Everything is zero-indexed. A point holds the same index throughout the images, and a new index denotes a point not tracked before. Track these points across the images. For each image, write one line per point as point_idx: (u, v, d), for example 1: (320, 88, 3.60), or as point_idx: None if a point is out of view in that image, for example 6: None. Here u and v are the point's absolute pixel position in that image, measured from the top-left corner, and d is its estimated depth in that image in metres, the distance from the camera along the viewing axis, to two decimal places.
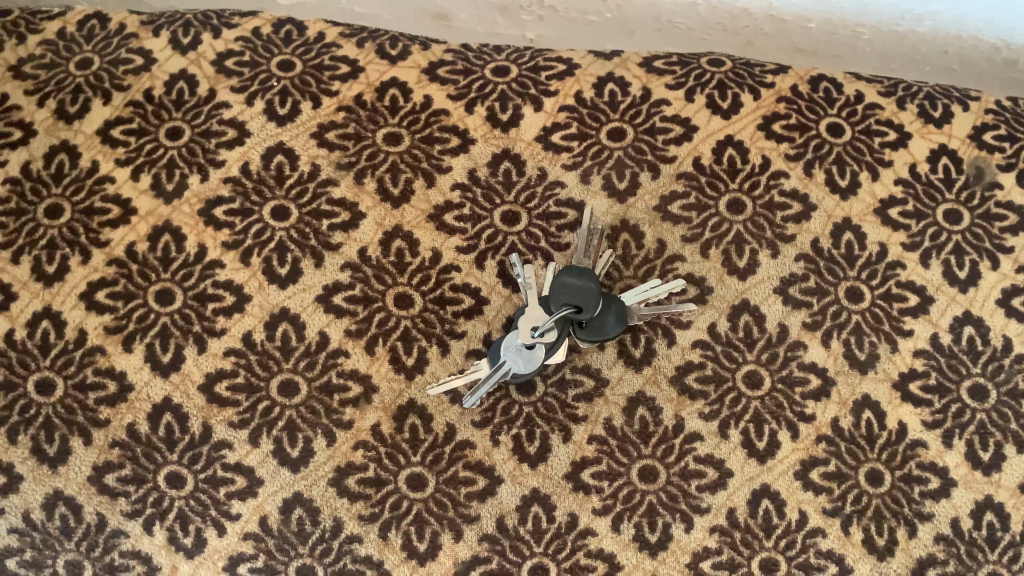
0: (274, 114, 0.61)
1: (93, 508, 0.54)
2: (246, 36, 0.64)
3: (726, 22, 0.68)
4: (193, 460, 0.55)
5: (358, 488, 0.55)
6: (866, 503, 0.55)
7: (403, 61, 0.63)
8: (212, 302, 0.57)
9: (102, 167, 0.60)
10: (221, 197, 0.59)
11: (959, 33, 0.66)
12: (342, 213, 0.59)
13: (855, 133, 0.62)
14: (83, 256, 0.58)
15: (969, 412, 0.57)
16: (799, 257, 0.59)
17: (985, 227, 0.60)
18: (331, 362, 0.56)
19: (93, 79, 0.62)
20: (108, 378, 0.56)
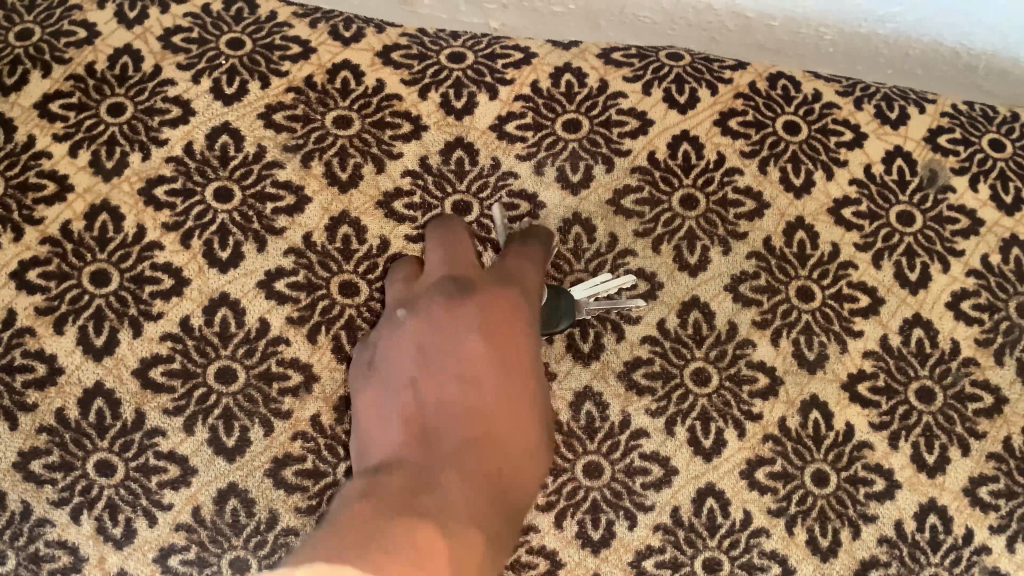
0: (221, 94, 0.60)
1: (18, 495, 0.52)
2: (195, 11, 0.61)
3: (689, 17, 0.61)
4: (124, 448, 0.53)
5: (296, 480, 0.53)
6: (811, 503, 0.55)
7: (357, 43, 0.61)
8: (150, 285, 0.55)
9: (38, 142, 0.58)
10: (162, 177, 0.58)
11: (922, 36, 0.59)
12: (287, 197, 0.57)
13: (811, 131, 0.62)
14: (15, 233, 0.56)
15: (915, 415, 0.56)
16: (750, 255, 0.59)
17: (936, 230, 0.60)
18: (271, 349, 0.55)
19: (33, 51, 0.60)
20: (36, 361, 0.54)
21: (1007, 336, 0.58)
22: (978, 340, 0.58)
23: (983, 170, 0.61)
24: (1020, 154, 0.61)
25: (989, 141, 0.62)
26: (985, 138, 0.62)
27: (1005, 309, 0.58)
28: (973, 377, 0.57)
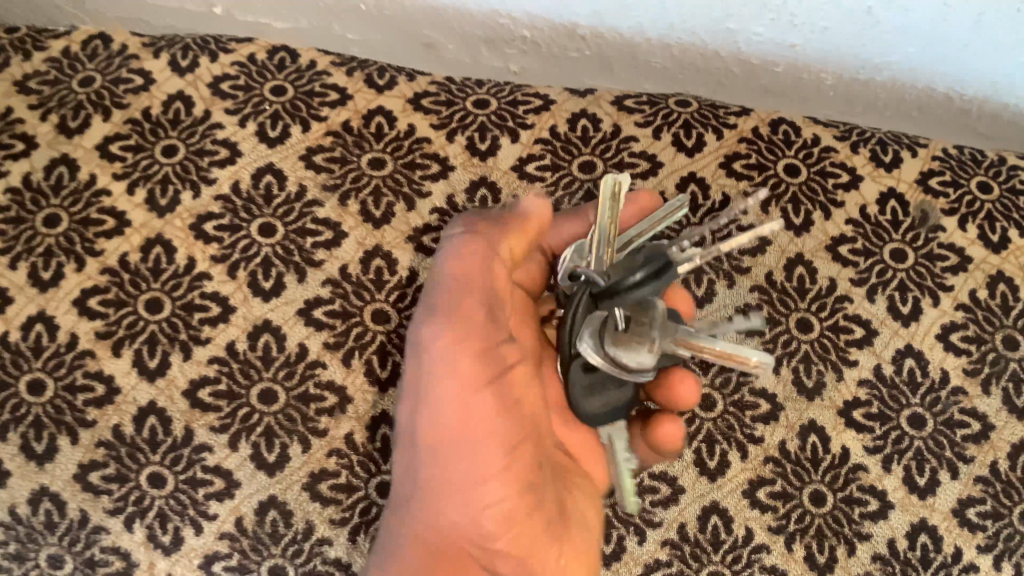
0: (265, 137, 0.65)
1: (76, 504, 0.56)
2: (242, 60, 0.67)
3: (698, 62, 0.68)
4: (174, 462, 0.57)
5: (330, 494, 0.57)
6: (809, 521, 0.59)
7: (390, 90, 0.67)
8: (199, 312, 0.60)
9: (99, 181, 0.64)
10: (211, 213, 0.63)
11: (915, 82, 0.66)
12: (326, 232, 0.63)
13: (810, 174, 0.66)
14: (78, 264, 0.61)
15: (907, 440, 0.60)
16: (753, 288, 0.64)
17: (927, 266, 0.64)
18: (309, 372, 0.60)
19: (95, 97, 0.66)
20: (96, 381, 0.59)
21: (993, 366, 0.62)
22: (966, 370, 0.62)
23: (971, 211, 0.65)
24: (1006, 196, 0.66)
25: (978, 183, 0.66)
26: (974, 180, 0.66)
27: (992, 341, 0.62)
28: (961, 405, 0.61)
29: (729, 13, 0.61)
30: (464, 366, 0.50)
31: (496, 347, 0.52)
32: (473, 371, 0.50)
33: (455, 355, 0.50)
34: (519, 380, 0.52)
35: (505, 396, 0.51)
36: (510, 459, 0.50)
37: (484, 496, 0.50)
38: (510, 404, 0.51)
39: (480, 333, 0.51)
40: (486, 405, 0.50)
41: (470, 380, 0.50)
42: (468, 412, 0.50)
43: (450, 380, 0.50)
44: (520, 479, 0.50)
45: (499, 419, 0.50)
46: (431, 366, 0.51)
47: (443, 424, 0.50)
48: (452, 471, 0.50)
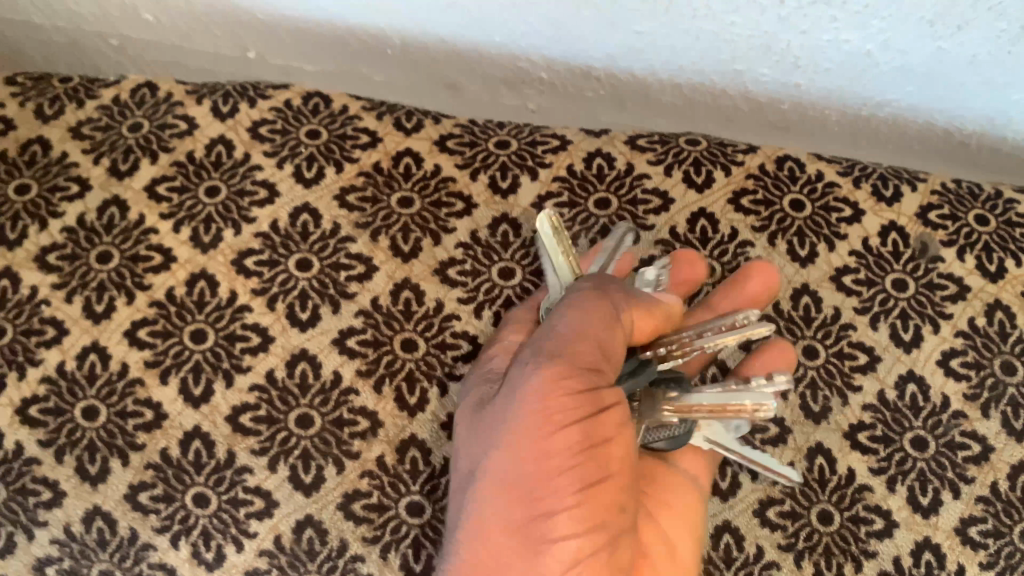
0: (301, 177, 0.70)
1: (127, 522, 0.60)
2: (279, 106, 0.72)
3: (707, 101, 0.72)
4: (217, 483, 0.61)
5: (363, 513, 0.61)
6: (817, 539, 0.62)
7: (417, 133, 0.72)
8: (240, 342, 0.65)
9: (147, 219, 0.68)
10: (252, 249, 0.67)
11: (916, 117, 0.69)
12: (358, 266, 0.67)
13: (815, 208, 0.70)
14: (128, 297, 0.66)
15: (910, 461, 0.63)
16: (762, 317, 0.67)
17: (928, 295, 0.67)
18: (343, 399, 0.63)
19: (143, 141, 0.71)
20: (145, 407, 0.63)
21: (992, 391, 0.65)
22: (966, 395, 0.65)
23: (969, 243, 0.69)
24: (1003, 228, 0.69)
25: (975, 216, 0.69)
26: (971, 213, 0.69)
27: (990, 366, 0.66)
28: (962, 427, 0.64)
29: (735, 56, 0.66)
30: (557, 407, 0.50)
31: (593, 387, 0.51)
32: (569, 414, 0.49)
33: (551, 398, 0.50)
34: (610, 424, 0.51)
35: (591, 442, 0.50)
36: (586, 508, 0.49)
37: (552, 548, 0.49)
38: (595, 447, 0.50)
39: (576, 376, 0.50)
40: (571, 450, 0.49)
41: (553, 424, 0.49)
42: (556, 457, 0.49)
43: (539, 424, 0.50)
44: (598, 525, 0.50)
45: (584, 466, 0.49)
46: (521, 411, 0.50)
47: (525, 471, 0.49)
48: (518, 517, 0.49)
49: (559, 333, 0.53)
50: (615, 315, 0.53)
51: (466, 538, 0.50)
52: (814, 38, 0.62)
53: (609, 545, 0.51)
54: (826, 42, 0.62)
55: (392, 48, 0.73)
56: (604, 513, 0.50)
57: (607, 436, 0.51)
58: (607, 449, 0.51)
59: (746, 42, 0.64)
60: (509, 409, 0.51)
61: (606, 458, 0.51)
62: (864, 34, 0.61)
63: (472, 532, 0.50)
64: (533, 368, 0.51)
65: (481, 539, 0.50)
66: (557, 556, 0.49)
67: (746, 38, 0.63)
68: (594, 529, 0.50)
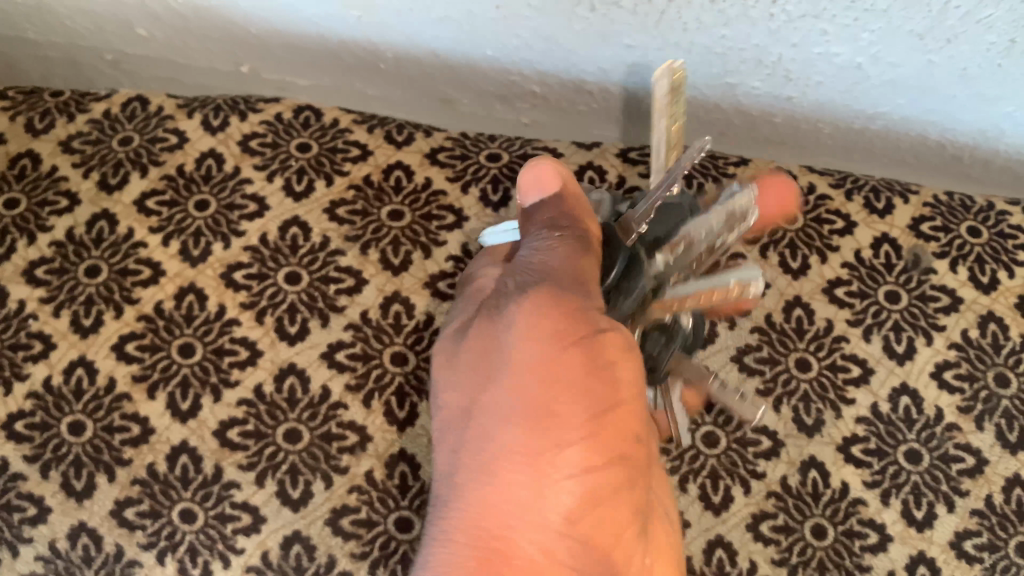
0: (291, 191, 0.69)
1: (113, 538, 0.60)
2: (269, 119, 0.72)
3: (700, 113, 0.70)
4: (204, 498, 0.61)
5: (351, 528, 0.60)
6: (810, 554, 0.61)
7: (408, 146, 0.71)
8: (229, 356, 0.64)
9: (136, 233, 0.68)
10: (241, 263, 0.67)
11: (910, 131, 0.68)
12: (348, 280, 0.67)
13: (807, 220, 0.70)
14: (116, 311, 0.66)
15: (904, 474, 0.63)
16: (754, 330, 0.67)
17: (921, 307, 0.67)
18: (331, 413, 0.63)
19: (133, 155, 0.71)
20: (132, 422, 0.62)
21: (986, 404, 0.64)
22: (960, 408, 0.64)
23: (962, 255, 0.68)
24: (996, 240, 0.69)
25: (967, 228, 0.69)
26: (963, 225, 0.69)
27: (984, 378, 0.65)
28: (956, 440, 0.63)
29: (726, 69, 0.64)
30: (558, 328, 0.48)
31: (586, 305, 0.49)
32: (575, 335, 0.48)
33: (547, 318, 0.49)
34: (613, 349, 0.49)
35: (600, 367, 0.48)
36: (604, 438, 0.48)
37: (571, 480, 0.47)
38: (604, 369, 0.48)
39: (570, 293, 0.49)
40: (580, 370, 0.48)
41: (558, 344, 0.48)
42: (565, 383, 0.48)
43: (537, 347, 0.48)
44: (615, 456, 0.48)
45: (594, 392, 0.48)
46: (523, 334, 0.49)
47: (532, 400, 0.48)
48: (531, 449, 0.47)
49: (540, 257, 0.51)
50: (584, 243, 0.51)
51: (477, 474, 0.48)
52: (805, 51, 0.61)
53: (627, 478, 0.49)
54: (818, 55, 0.61)
55: (385, 62, 0.71)
56: (621, 444, 0.48)
57: (614, 359, 0.49)
58: (617, 372, 0.49)
59: (738, 55, 0.63)
60: (506, 335, 0.50)
61: (614, 385, 0.49)
62: (853, 47, 0.60)
63: (483, 467, 0.48)
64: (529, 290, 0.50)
65: (488, 471, 0.48)
66: (578, 489, 0.47)
67: (737, 51, 0.62)
68: (616, 459, 0.48)
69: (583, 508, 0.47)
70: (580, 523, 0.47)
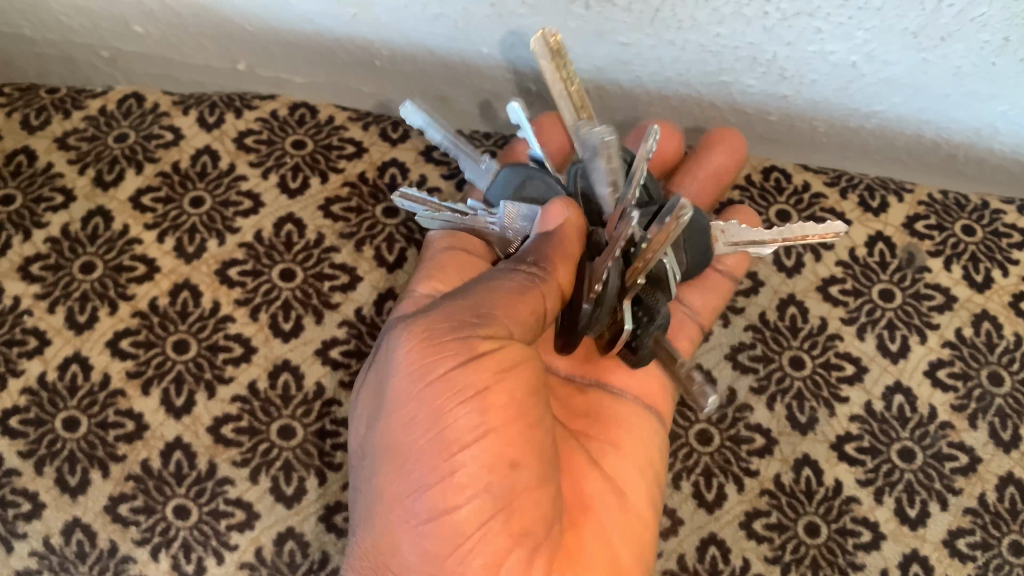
0: (286, 188, 0.70)
1: (107, 534, 0.60)
2: (265, 117, 0.72)
3: (696, 111, 0.70)
4: (198, 494, 0.61)
5: (345, 525, 0.60)
6: (804, 552, 0.61)
7: (403, 143, 0.72)
8: (223, 352, 0.64)
9: (131, 230, 0.68)
10: (235, 260, 0.67)
11: (904, 130, 0.66)
12: (343, 276, 0.67)
13: (801, 219, 0.71)
14: (111, 308, 0.66)
15: (898, 472, 0.63)
16: (747, 327, 0.67)
17: (915, 305, 0.67)
18: (326, 410, 0.63)
19: (129, 152, 0.71)
20: (126, 418, 0.63)
21: (979, 402, 0.64)
22: (953, 406, 0.64)
23: (956, 253, 0.69)
24: (989, 239, 0.69)
25: (962, 227, 0.69)
26: (958, 224, 0.69)
27: (978, 376, 0.65)
28: (949, 438, 0.63)
29: (721, 67, 0.64)
30: (424, 362, 0.48)
31: (465, 334, 0.48)
32: (441, 371, 0.47)
33: (413, 354, 0.48)
34: (489, 372, 0.48)
35: (466, 397, 0.47)
36: (471, 469, 0.46)
37: (443, 513, 0.47)
38: (467, 399, 0.47)
39: (446, 325, 0.49)
40: (439, 402, 0.47)
41: (423, 379, 0.48)
42: (428, 416, 0.47)
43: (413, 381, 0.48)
44: (484, 486, 0.47)
45: (458, 422, 0.47)
46: (394, 373, 0.49)
47: (400, 437, 0.48)
48: (401, 486, 0.48)
49: (467, 296, 0.51)
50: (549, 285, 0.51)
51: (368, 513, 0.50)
52: (800, 49, 0.60)
53: (503, 509, 0.47)
54: (812, 53, 0.61)
55: (380, 60, 0.69)
56: (492, 474, 0.47)
57: (486, 385, 0.47)
58: (483, 400, 0.47)
59: (732, 54, 0.62)
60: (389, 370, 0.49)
61: (488, 413, 0.47)
62: (848, 45, 0.59)
63: (371, 504, 0.50)
64: (403, 329, 0.49)
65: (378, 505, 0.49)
66: (451, 524, 0.47)
67: (731, 50, 0.62)
68: (486, 489, 0.47)
69: (455, 543, 0.47)
70: (454, 558, 0.47)
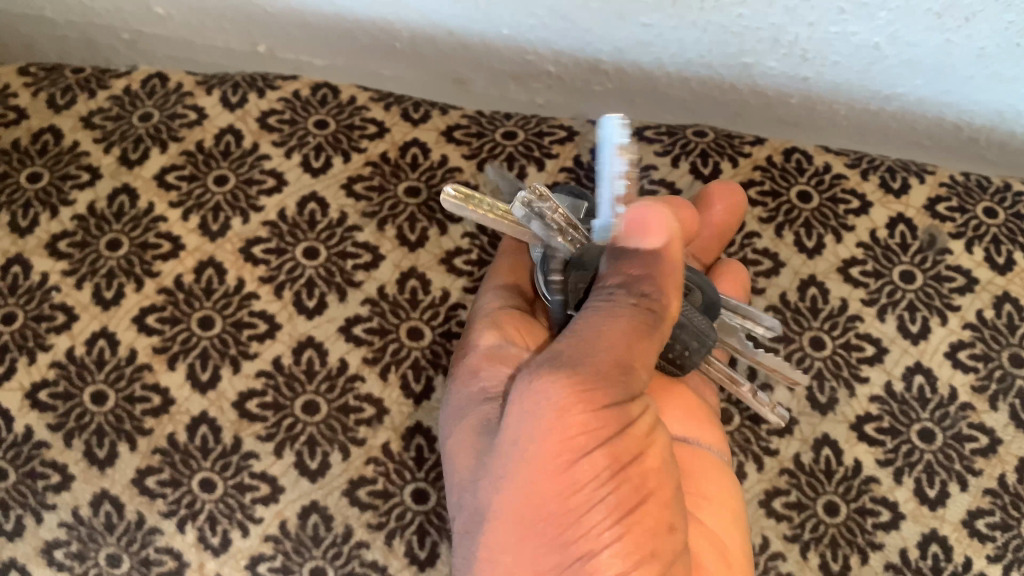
0: (309, 167, 0.70)
1: (134, 506, 0.61)
2: (288, 97, 0.72)
3: (715, 95, 0.71)
4: (224, 468, 0.61)
5: (368, 499, 0.61)
6: (823, 531, 0.61)
7: (425, 123, 0.72)
8: (248, 329, 0.65)
9: (156, 208, 0.69)
10: (259, 238, 0.68)
11: (925, 112, 0.67)
12: (365, 255, 0.67)
13: (822, 200, 0.70)
14: (137, 284, 0.67)
15: (918, 453, 0.63)
16: (768, 308, 0.67)
17: (935, 287, 0.67)
18: (349, 386, 0.64)
19: (153, 131, 0.71)
20: (153, 393, 0.63)
21: (1000, 383, 0.65)
22: (974, 387, 0.64)
23: (977, 235, 0.68)
24: (1012, 221, 0.68)
25: (984, 209, 0.69)
26: (980, 206, 0.69)
27: (999, 358, 0.65)
28: (969, 419, 0.64)
29: (742, 48, 0.64)
30: (581, 430, 0.45)
31: (613, 402, 0.46)
32: (593, 423, 0.45)
33: (567, 413, 0.45)
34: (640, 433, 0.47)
35: (626, 464, 0.46)
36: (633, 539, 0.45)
37: None
38: (626, 471, 0.46)
39: (596, 387, 0.46)
40: (604, 472, 0.45)
41: (571, 454, 0.45)
42: (578, 486, 0.45)
43: (552, 430, 0.45)
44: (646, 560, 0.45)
45: (618, 495, 0.45)
46: (537, 423, 0.45)
47: (541, 508, 0.45)
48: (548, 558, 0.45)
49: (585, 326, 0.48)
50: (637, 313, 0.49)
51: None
52: (822, 30, 0.61)
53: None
54: (834, 34, 0.61)
55: (400, 42, 0.71)
56: (654, 542, 0.46)
57: (636, 447, 0.47)
58: (640, 471, 0.46)
59: (754, 34, 0.62)
60: (527, 416, 0.46)
61: (642, 477, 0.46)
62: (871, 26, 0.59)
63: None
64: (546, 385, 0.46)
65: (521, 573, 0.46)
66: None
67: (753, 30, 0.62)
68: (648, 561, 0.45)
69: None
70: None
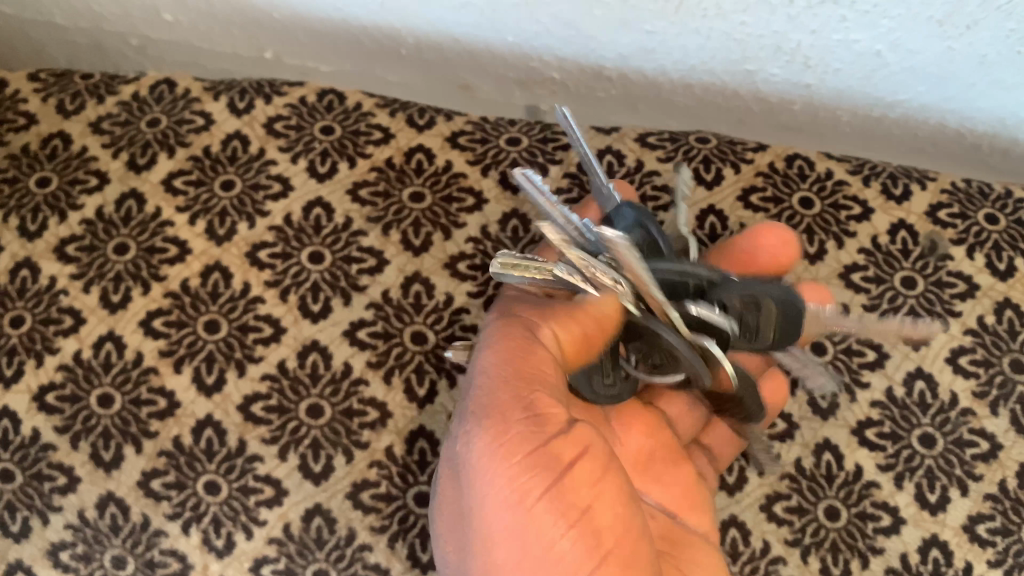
0: (315, 172, 0.71)
1: (139, 508, 0.61)
2: (294, 103, 0.73)
3: (719, 102, 0.71)
4: (228, 471, 0.62)
5: (371, 502, 0.61)
6: (824, 535, 0.61)
7: (430, 129, 0.73)
8: (254, 332, 0.66)
9: (163, 212, 0.70)
10: (265, 242, 0.69)
11: (927, 119, 0.68)
12: (370, 260, 0.68)
13: (824, 206, 0.70)
14: (144, 288, 0.67)
15: (918, 458, 0.63)
16: None
17: (937, 293, 0.67)
18: (353, 389, 0.64)
19: (161, 136, 0.72)
20: (159, 396, 0.64)
21: (1001, 389, 0.65)
22: (974, 393, 0.65)
23: (979, 242, 0.68)
24: (1013, 227, 0.69)
25: (985, 215, 0.69)
26: (981, 213, 0.69)
27: (999, 364, 0.65)
28: (970, 425, 0.64)
29: (745, 55, 0.65)
30: (515, 482, 0.46)
31: (548, 450, 0.46)
32: (530, 480, 0.46)
33: (501, 471, 0.46)
34: (587, 483, 0.47)
35: (576, 518, 0.46)
36: None
37: None
38: (576, 520, 0.45)
39: (522, 435, 0.47)
40: (551, 523, 0.45)
41: (514, 513, 0.45)
42: (529, 541, 0.45)
43: (493, 491, 0.46)
44: None
45: (573, 547, 0.45)
46: (476, 487, 0.47)
47: (498, 568, 0.46)
48: None
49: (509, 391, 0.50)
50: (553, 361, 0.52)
51: None
52: (824, 38, 0.61)
53: None
54: (836, 42, 0.61)
55: (406, 48, 0.72)
56: None
57: (586, 500, 0.46)
58: (590, 520, 0.46)
59: (756, 42, 0.63)
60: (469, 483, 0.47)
61: (596, 532, 0.46)
62: (873, 33, 0.60)
63: None
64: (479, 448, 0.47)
65: None
66: None
67: (755, 38, 0.63)
68: None
69: None
70: None
